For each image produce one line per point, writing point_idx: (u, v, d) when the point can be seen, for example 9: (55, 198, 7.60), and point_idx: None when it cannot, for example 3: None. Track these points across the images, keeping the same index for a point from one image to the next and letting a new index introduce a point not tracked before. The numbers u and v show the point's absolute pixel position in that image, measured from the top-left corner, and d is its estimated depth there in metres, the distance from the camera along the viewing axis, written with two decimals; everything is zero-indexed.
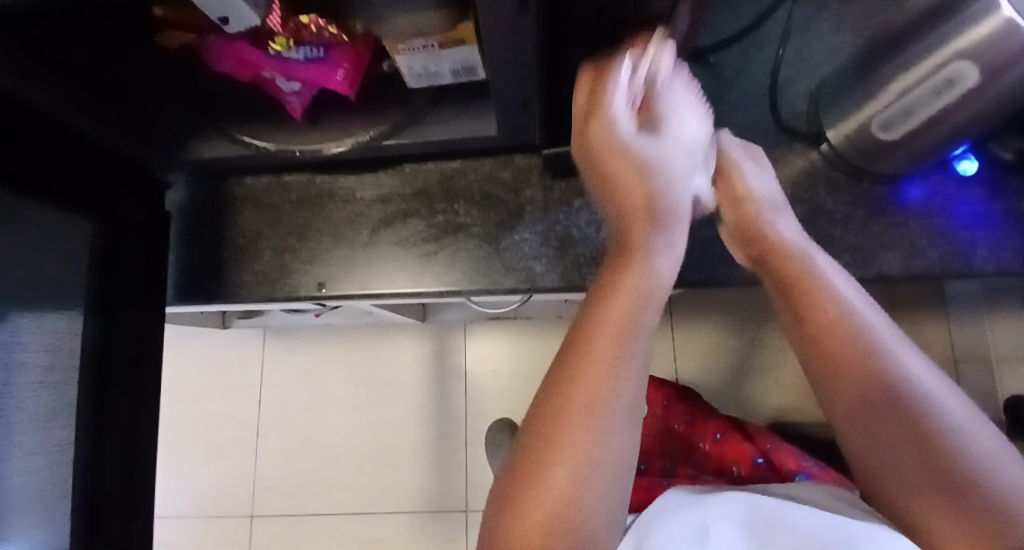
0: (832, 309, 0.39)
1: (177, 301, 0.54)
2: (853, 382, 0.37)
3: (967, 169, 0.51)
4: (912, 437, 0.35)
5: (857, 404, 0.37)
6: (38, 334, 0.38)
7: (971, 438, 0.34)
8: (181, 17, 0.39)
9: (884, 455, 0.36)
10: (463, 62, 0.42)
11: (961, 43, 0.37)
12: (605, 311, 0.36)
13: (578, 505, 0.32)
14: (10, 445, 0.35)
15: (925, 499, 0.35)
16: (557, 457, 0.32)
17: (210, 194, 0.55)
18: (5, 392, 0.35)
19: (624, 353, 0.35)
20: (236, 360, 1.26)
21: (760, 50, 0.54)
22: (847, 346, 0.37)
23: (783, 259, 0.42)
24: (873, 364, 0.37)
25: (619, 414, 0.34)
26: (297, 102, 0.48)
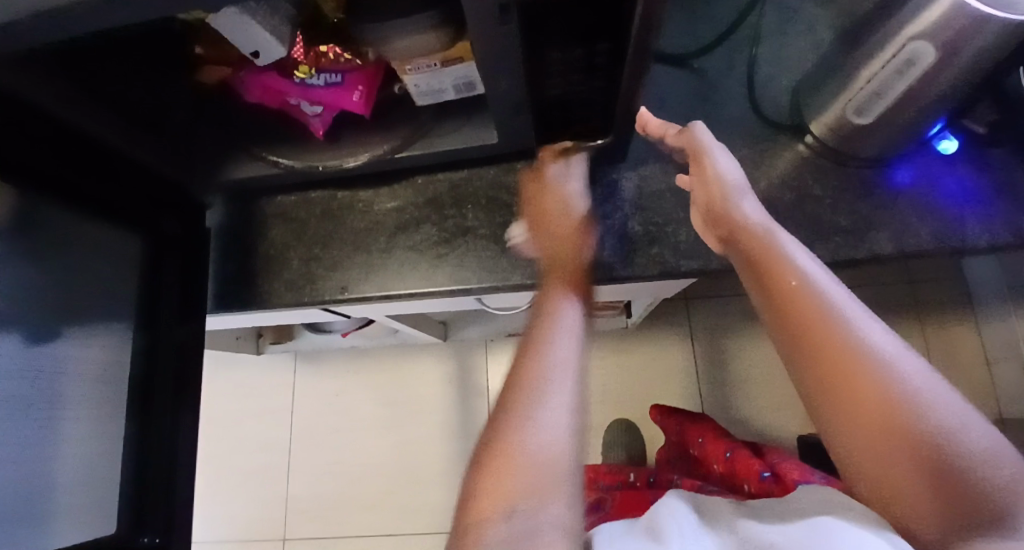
0: (794, 280, 0.42)
1: (215, 309, 0.59)
2: (822, 345, 0.39)
3: (948, 148, 0.53)
4: (873, 394, 0.37)
5: (820, 364, 0.39)
6: (90, 342, 0.45)
7: (928, 396, 0.37)
8: (217, 51, 0.47)
9: (846, 419, 0.38)
10: (463, 77, 0.47)
11: (916, 28, 0.40)
12: (538, 318, 0.48)
13: (537, 455, 0.39)
14: (63, 439, 0.42)
15: (889, 462, 0.36)
16: (514, 421, 0.41)
17: (243, 212, 0.61)
18: (57, 394, 0.41)
19: (554, 342, 0.45)
20: (266, 385, 1.31)
21: (740, 54, 0.58)
22: (813, 313, 0.40)
23: (750, 240, 0.46)
24: (837, 328, 0.39)
25: (562, 384, 0.43)
26: (319, 123, 0.53)
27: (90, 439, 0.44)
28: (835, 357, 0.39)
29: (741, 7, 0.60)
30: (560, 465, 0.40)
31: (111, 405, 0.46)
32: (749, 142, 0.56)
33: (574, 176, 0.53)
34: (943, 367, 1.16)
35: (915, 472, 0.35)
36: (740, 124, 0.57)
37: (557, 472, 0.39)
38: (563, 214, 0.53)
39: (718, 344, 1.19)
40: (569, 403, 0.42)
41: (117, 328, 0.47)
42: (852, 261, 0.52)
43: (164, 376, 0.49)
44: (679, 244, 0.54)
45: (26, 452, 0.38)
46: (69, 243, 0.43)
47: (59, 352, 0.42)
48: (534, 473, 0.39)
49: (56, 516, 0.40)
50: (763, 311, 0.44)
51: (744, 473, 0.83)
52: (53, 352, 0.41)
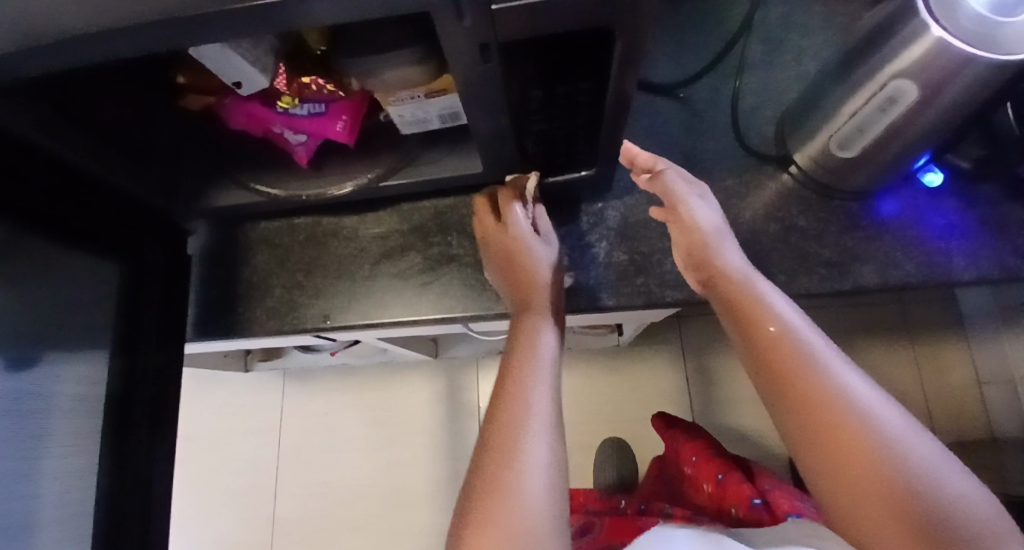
0: (775, 328, 0.42)
1: (196, 336, 0.58)
2: (804, 394, 0.39)
3: (933, 180, 0.53)
4: (857, 446, 0.37)
5: (802, 415, 0.39)
6: (77, 368, 0.44)
7: (911, 446, 0.36)
8: (199, 81, 0.47)
9: (825, 467, 0.38)
10: (448, 108, 0.47)
11: (901, 63, 0.40)
12: (512, 356, 0.47)
13: (522, 503, 0.39)
14: (43, 465, 0.41)
15: (870, 515, 0.36)
16: (496, 468, 0.40)
17: (226, 237, 0.60)
18: (42, 419, 0.41)
19: (536, 382, 0.45)
20: (254, 403, 1.30)
21: (727, 84, 0.59)
22: (794, 361, 0.40)
23: (729, 285, 0.46)
24: (818, 376, 0.39)
25: (541, 425, 0.43)
26: (303, 151, 0.53)
27: (73, 465, 0.43)
28: (818, 404, 0.38)
29: (728, 37, 0.60)
30: (546, 518, 0.39)
31: (89, 434, 0.45)
32: (735, 173, 0.56)
33: (518, 224, 0.51)
34: (933, 389, 1.16)
35: (897, 525, 0.35)
36: (725, 154, 0.57)
37: (541, 519, 0.39)
38: (501, 259, 0.52)
39: (710, 364, 1.18)
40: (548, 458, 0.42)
41: (92, 361, 0.45)
42: (837, 293, 0.52)
43: (141, 405, 0.49)
44: (665, 274, 0.54)
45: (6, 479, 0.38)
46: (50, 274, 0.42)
47: (44, 377, 0.41)
48: (519, 525, 0.38)
49: (37, 547, 0.39)
50: (746, 357, 0.44)
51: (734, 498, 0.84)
52: (38, 377, 0.41)
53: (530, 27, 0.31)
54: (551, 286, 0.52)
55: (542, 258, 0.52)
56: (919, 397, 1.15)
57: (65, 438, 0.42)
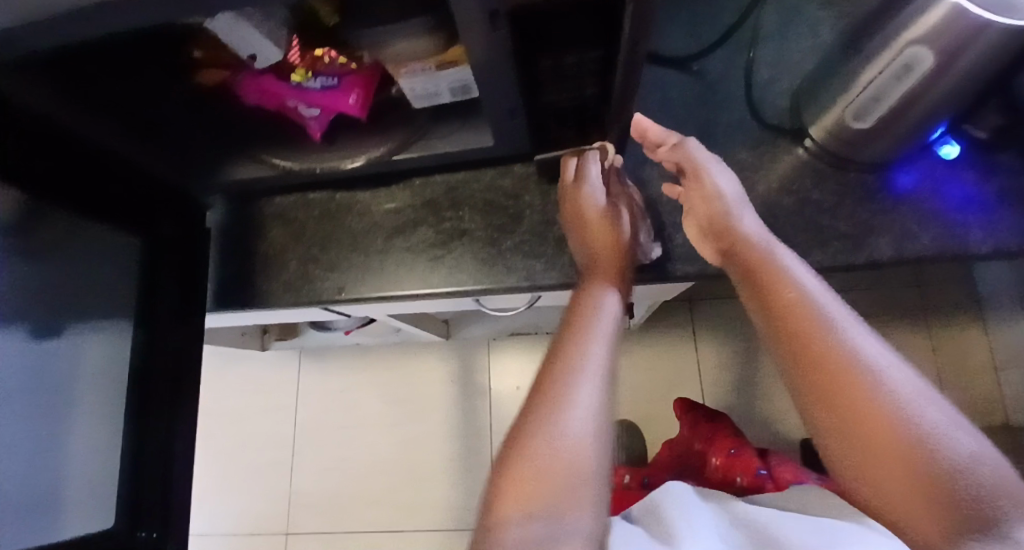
0: (792, 292, 0.42)
1: (215, 307, 0.60)
2: (820, 357, 0.40)
3: (949, 153, 0.52)
4: (877, 411, 0.37)
5: (822, 378, 0.39)
6: (93, 343, 0.46)
7: (927, 414, 0.37)
8: (214, 56, 0.47)
9: (842, 433, 0.39)
10: (459, 81, 0.47)
11: (917, 31, 0.39)
12: (576, 327, 0.48)
13: (556, 458, 0.42)
14: (68, 432, 0.44)
15: (887, 474, 0.37)
16: (536, 424, 0.43)
17: (242, 212, 0.61)
18: (66, 390, 0.44)
19: (591, 340, 0.47)
20: (272, 380, 1.33)
21: (741, 57, 0.58)
22: (812, 326, 0.41)
23: (746, 252, 0.46)
24: (835, 341, 0.40)
25: (591, 378, 0.45)
26: (317, 126, 0.53)
27: (98, 434, 0.46)
28: (836, 367, 0.39)
29: (743, 8, 0.59)
30: (578, 470, 0.42)
31: (112, 403, 0.47)
32: (749, 147, 0.56)
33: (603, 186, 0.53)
34: (950, 371, 1.14)
35: (909, 482, 0.35)
36: (739, 127, 0.56)
37: (580, 472, 0.42)
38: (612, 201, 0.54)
39: (722, 346, 1.18)
40: (592, 414, 0.44)
41: (91, 336, 0.46)
42: (850, 266, 0.51)
43: (162, 368, 0.50)
44: (676, 249, 0.54)
45: (32, 442, 0.42)
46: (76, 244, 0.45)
47: (66, 349, 0.45)
48: (555, 471, 0.41)
49: (62, 508, 0.43)
50: (761, 323, 0.44)
51: (738, 468, 0.87)
52: (59, 349, 0.44)
53: None
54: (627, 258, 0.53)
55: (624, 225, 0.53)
56: (934, 379, 1.14)
57: (87, 406, 0.46)
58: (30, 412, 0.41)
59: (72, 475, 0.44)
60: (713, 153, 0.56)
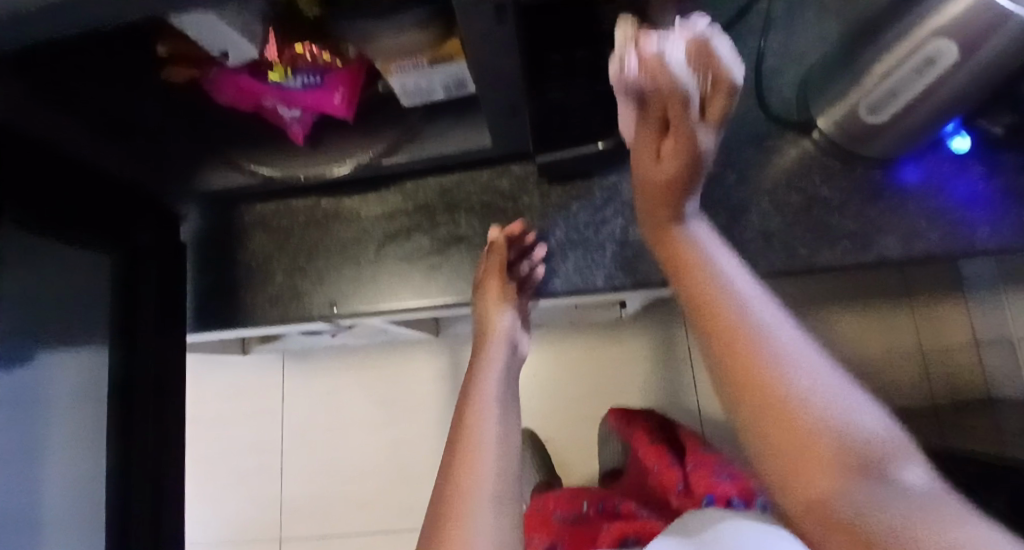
0: (696, 260, 0.38)
1: (195, 325, 0.56)
2: (715, 319, 0.33)
3: (960, 147, 0.51)
4: (761, 367, 0.30)
5: (721, 344, 0.32)
6: (66, 363, 0.42)
7: (812, 382, 0.28)
8: (182, 51, 0.40)
9: (738, 409, 0.30)
10: (453, 77, 0.44)
11: (939, 21, 0.37)
12: (466, 406, 0.45)
13: (481, 526, 0.35)
14: (46, 464, 0.40)
15: (783, 467, 0.27)
16: (454, 480, 0.38)
17: (220, 220, 0.57)
18: (43, 416, 0.39)
19: (488, 395, 0.46)
20: (256, 386, 1.28)
21: (745, 45, 0.56)
22: (701, 289, 0.36)
23: (670, 234, 0.41)
24: (725, 301, 0.34)
25: (491, 413, 0.44)
26: (299, 127, 0.49)
27: (73, 463, 0.42)
28: (717, 321, 0.33)
29: None
30: (501, 527, 0.36)
31: (88, 426, 0.43)
32: (755, 142, 0.53)
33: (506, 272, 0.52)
34: (933, 354, 1.06)
35: (817, 469, 0.25)
36: (744, 121, 0.54)
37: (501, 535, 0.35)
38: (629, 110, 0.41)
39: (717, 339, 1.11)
40: (501, 457, 0.40)
41: (61, 358, 0.41)
42: (859, 265, 0.50)
43: (143, 392, 0.47)
44: None
45: (12, 480, 0.36)
46: (54, 260, 0.41)
47: (40, 372, 0.39)
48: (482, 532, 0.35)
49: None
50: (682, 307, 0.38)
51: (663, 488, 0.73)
52: (34, 373, 0.38)
53: None
54: (505, 344, 0.51)
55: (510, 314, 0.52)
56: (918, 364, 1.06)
57: (60, 434, 0.41)
58: (13, 446, 0.36)
59: (49, 519, 0.39)
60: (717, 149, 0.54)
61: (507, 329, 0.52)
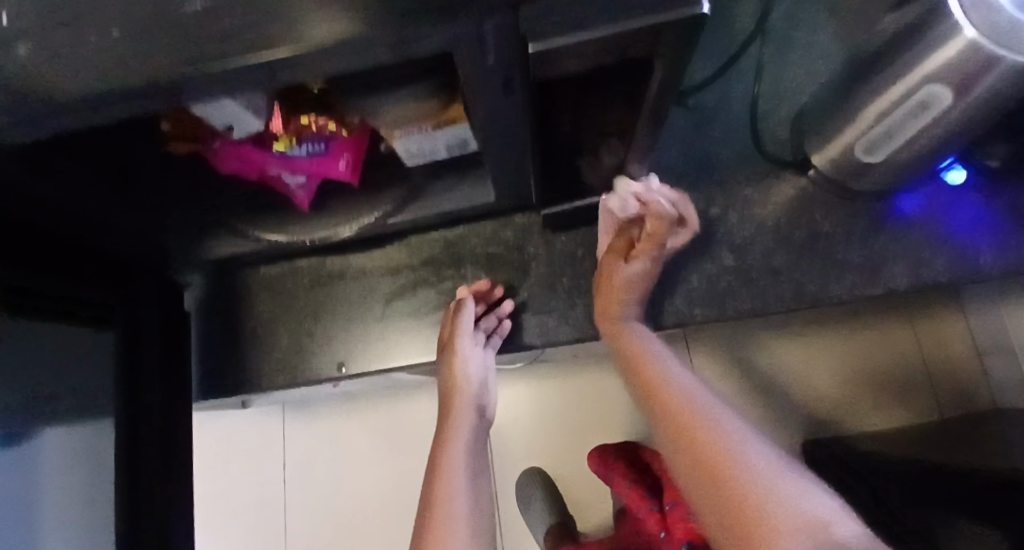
0: (654, 364, 0.44)
1: (200, 393, 0.55)
2: (673, 411, 0.39)
3: (956, 178, 0.52)
4: (716, 450, 0.35)
5: (677, 431, 0.38)
6: (64, 441, 0.39)
7: (758, 462, 0.34)
8: (185, 129, 0.40)
9: (694, 488, 0.35)
10: (457, 138, 0.44)
11: (926, 69, 0.38)
12: (434, 477, 0.45)
13: None
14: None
15: (731, 537, 0.31)
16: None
17: (224, 287, 0.57)
18: (30, 501, 0.36)
19: (452, 483, 0.44)
20: (251, 441, 1.16)
21: (736, 89, 0.57)
22: (661, 386, 0.42)
23: (626, 346, 0.47)
24: (678, 398, 0.40)
25: (462, 491, 0.44)
26: (303, 194, 0.49)
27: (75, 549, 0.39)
28: (679, 412, 0.39)
29: (735, 41, 0.58)
30: None
31: (99, 489, 0.41)
32: (754, 181, 0.54)
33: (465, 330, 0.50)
34: (937, 363, 0.96)
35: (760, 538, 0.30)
36: (742, 162, 0.55)
37: None
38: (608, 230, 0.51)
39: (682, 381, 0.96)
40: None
41: (60, 434, 0.39)
42: (869, 297, 0.51)
43: (149, 472, 0.45)
44: (692, 291, 0.52)
45: None
46: (58, 340, 0.40)
47: (31, 453, 0.36)
48: None
49: None
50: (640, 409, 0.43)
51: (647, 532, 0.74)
52: (24, 454, 0.36)
53: (569, 61, 0.28)
54: (473, 410, 0.50)
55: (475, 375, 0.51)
56: (923, 377, 0.95)
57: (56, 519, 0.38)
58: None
59: None
60: (717, 190, 0.54)
61: (473, 395, 0.51)
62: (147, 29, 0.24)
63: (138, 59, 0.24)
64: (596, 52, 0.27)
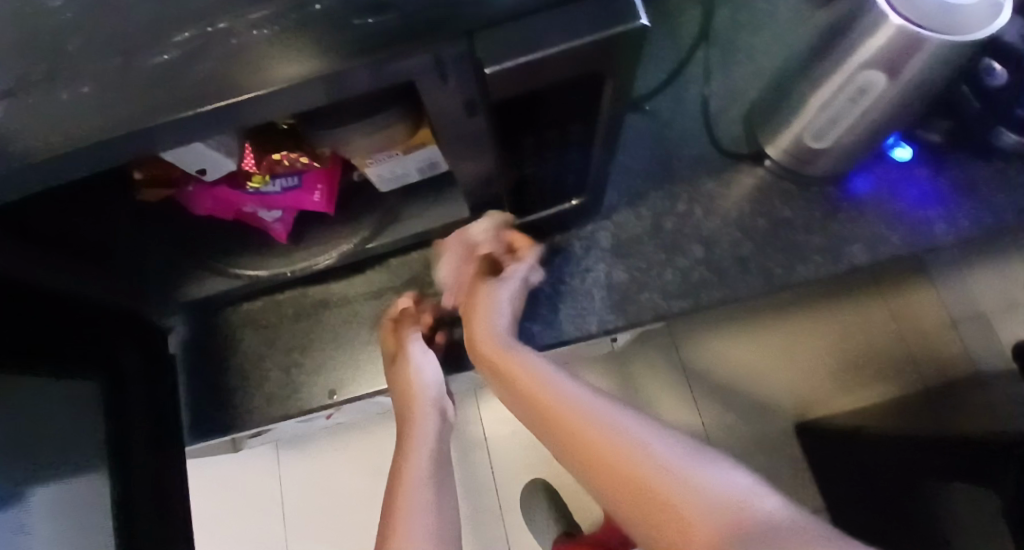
0: (533, 384, 0.44)
1: (192, 437, 0.55)
2: (573, 438, 0.39)
3: (903, 155, 0.55)
4: (626, 470, 0.35)
5: (586, 459, 0.37)
6: (67, 498, 0.36)
7: (665, 458, 0.34)
8: (157, 175, 0.42)
9: (623, 510, 0.35)
10: (427, 160, 0.45)
11: (860, 58, 0.40)
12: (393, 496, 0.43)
13: None
14: None
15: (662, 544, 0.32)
16: None
17: (207, 327, 0.57)
18: None
19: (421, 491, 0.43)
20: (246, 483, 1.14)
21: (689, 90, 0.60)
22: (553, 408, 0.41)
23: (504, 360, 0.47)
24: (575, 417, 0.40)
25: (427, 505, 0.42)
26: (281, 227, 0.50)
27: None
28: (580, 437, 0.38)
29: (684, 45, 0.61)
30: None
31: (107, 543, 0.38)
32: (715, 176, 0.57)
33: (414, 345, 0.52)
34: (917, 340, 0.97)
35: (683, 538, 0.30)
36: (701, 158, 0.58)
37: None
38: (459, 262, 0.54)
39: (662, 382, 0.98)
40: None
41: (72, 486, 0.37)
42: (834, 275, 0.53)
43: (149, 519, 0.43)
44: (667, 286, 0.54)
45: None
46: (55, 393, 0.39)
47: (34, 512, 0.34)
48: None
49: None
50: (543, 437, 0.43)
51: None
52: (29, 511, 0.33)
53: (534, 78, 0.29)
54: (434, 413, 0.50)
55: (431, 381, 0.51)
56: (905, 355, 0.97)
57: None
58: None
59: None
60: (681, 188, 0.57)
61: (432, 396, 0.51)
62: (119, 81, 0.25)
63: (111, 107, 0.24)
64: (550, 70, 0.29)
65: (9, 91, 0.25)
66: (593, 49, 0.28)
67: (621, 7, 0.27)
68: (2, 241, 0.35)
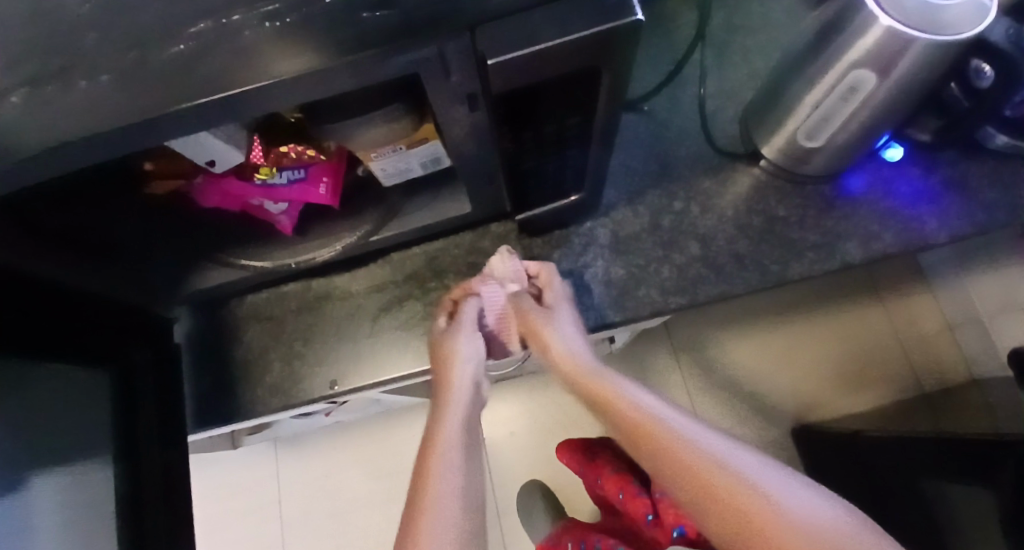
0: (632, 406, 0.45)
1: (195, 427, 0.56)
2: (664, 450, 0.40)
3: (894, 155, 0.57)
4: (723, 486, 0.36)
5: (678, 474, 0.39)
6: (64, 490, 0.37)
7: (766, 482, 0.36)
8: (168, 167, 0.43)
9: (715, 524, 0.36)
10: (430, 155, 0.47)
11: (852, 58, 0.41)
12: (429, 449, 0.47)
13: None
14: None
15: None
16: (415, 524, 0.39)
17: (212, 320, 0.58)
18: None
19: (453, 451, 0.46)
20: (247, 483, 1.14)
21: (685, 92, 0.61)
22: (649, 423, 0.43)
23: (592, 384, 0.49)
24: (674, 436, 0.40)
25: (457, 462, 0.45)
26: (286, 220, 0.52)
27: None
28: (670, 447, 0.40)
29: (680, 47, 0.63)
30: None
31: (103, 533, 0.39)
32: (711, 174, 0.58)
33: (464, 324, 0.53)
34: (914, 345, 1.01)
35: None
36: (698, 158, 0.59)
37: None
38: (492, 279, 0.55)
39: (665, 383, 1.02)
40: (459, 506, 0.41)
41: (64, 477, 0.37)
42: (828, 272, 0.54)
43: (154, 506, 0.44)
44: (664, 281, 0.55)
45: None
46: (61, 380, 0.39)
47: (30, 503, 0.35)
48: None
49: None
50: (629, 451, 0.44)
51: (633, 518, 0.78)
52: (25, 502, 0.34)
53: (535, 69, 0.30)
54: (468, 388, 0.53)
55: (469, 359, 0.53)
56: (902, 359, 1.01)
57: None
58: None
59: None
60: (677, 186, 0.58)
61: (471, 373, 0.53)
62: (135, 69, 0.26)
63: (128, 94, 0.26)
64: (550, 63, 0.30)
65: (29, 78, 0.26)
66: (590, 42, 0.29)
67: (614, 2, 0.29)
68: (15, 233, 0.35)
